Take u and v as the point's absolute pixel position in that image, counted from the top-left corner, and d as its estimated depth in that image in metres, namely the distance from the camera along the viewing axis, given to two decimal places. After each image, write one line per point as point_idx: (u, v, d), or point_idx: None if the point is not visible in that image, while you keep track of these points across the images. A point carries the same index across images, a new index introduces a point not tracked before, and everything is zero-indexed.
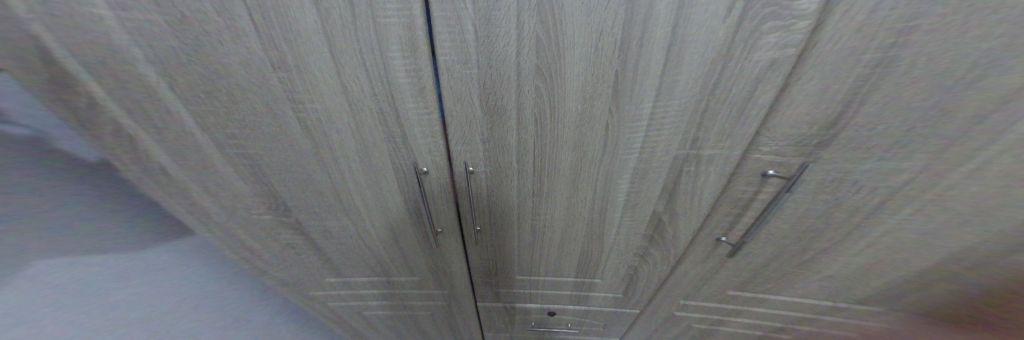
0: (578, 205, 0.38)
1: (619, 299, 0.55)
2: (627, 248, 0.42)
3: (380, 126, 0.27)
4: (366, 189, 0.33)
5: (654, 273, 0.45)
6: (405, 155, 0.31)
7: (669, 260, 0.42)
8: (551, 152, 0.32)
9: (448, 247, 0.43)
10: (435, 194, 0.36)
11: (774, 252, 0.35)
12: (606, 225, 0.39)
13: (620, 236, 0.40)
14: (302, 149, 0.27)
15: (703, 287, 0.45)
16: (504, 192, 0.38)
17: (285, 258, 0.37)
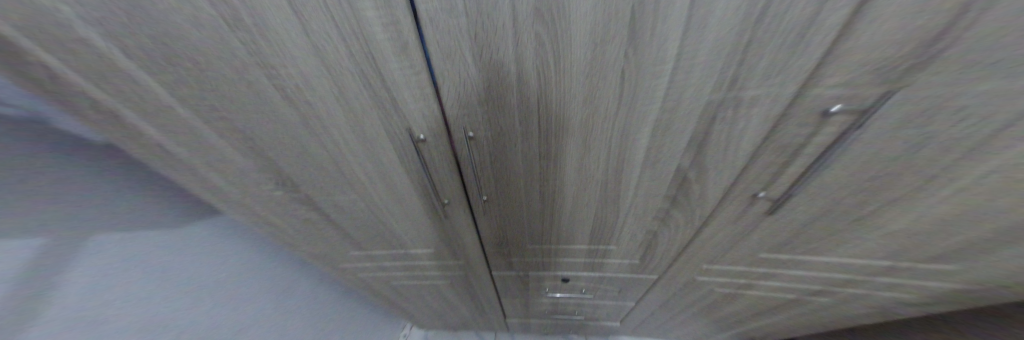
0: (589, 168, 0.34)
1: (636, 265, 0.53)
2: (647, 212, 0.39)
3: (366, 90, 0.25)
4: (367, 161, 0.32)
5: (676, 238, 0.42)
6: (398, 121, 0.29)
7: (694, 224, 0.38)
8: (558, 109, 0.28)
9: (457, 218, 0.43)
10: (436, 162, 0.35)
11: (829, 210, 0.29)
12: (622, 187, 0.36)
13: (638, 199, 0.37)
14: (293, 123, 0.26)
15: (732, 251, 0.41)
16: (508, 158, 0.35)
17: (307, 234, 0.40)
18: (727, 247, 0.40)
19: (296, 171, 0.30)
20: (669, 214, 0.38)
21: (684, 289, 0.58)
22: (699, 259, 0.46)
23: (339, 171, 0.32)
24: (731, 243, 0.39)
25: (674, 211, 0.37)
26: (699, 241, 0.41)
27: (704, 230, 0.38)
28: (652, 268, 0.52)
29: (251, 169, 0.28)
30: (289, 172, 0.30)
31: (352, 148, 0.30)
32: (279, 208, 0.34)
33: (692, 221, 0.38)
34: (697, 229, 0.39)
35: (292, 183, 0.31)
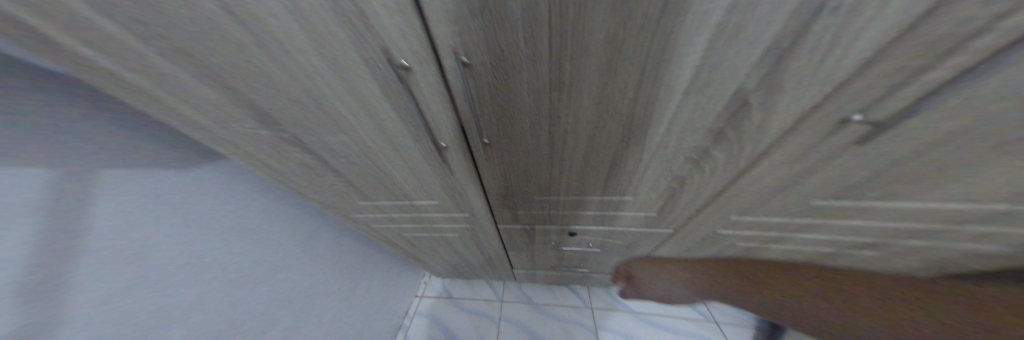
0: (614, 100, 0.27)
1: (652, 219, 0.50)
2: (676, 156, 0.33)
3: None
4: (350, 101, 0.27)
5: (707, 186, 0.37)
6: (370, 45, 0.22)
7: (735, 169, 0.32)
8: (580, 13, 0.19)
9: (458, 165, 0.40)
10: (428, 100, 0.29)
11: (959, 173, 0.20)
12: (653, 124, 0.29)
13: (668, 139, 0.31)
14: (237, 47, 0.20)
15: (775, 202, 0.35)
16: (512, 91, 0.28)
17: (309, 180, 0.39)
18: (771, 197, 0.34)
19: (274, 111, 0.27)
20: (704, 157, 0.32)
21: (699, 244, 0.55)
22: (727, 212, 0.41)
23: (324, 113, 0.28)
24: (779, 193, 0.33)
25: (714, 152, 0.30)
26: (736, 191, 0.36)
27: (745, 175, 0.32)
28: (669, 222, 0.49)
29: (222, 104, 0.25)
30: (268, 112, 0.27)
31: (328, 85, 0.25)
32: (274, 151, 0.32)
33: (734, 165, 0.31)
34: (738, 175, 0.33)
35: (274, 124, 0.28)
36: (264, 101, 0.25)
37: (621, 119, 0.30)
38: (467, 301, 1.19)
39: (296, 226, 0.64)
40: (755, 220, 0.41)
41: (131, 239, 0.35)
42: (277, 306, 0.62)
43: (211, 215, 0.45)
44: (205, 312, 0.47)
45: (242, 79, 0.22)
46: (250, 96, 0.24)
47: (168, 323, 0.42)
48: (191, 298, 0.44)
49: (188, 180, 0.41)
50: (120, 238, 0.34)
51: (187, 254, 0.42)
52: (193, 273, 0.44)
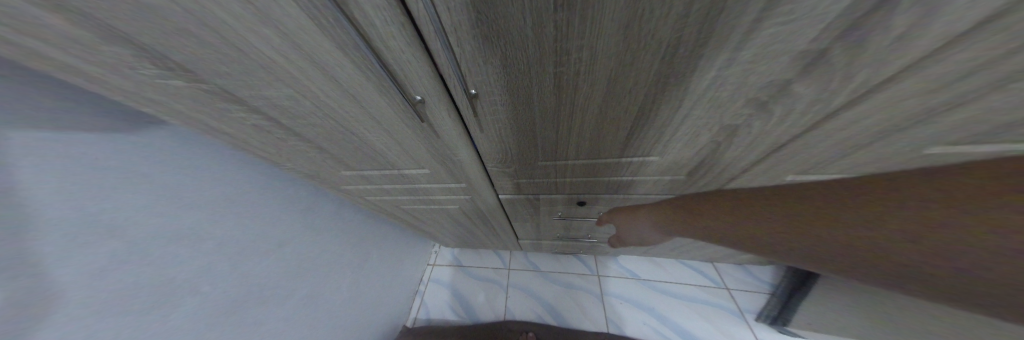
0: (668, 21, 0.17)
1: (676, 184, 0.42)
2: (734, 99, 0.23)
3: None
4: (273, 39, 0.18)
5: (764, 139, 0.28)
6: None
7: (817, 115, 0.22)
8: None
9: (444, 125, 0.33)
10: (384, 35, 0.20)
11: None
12: (726, 60, 0.19)
13: (736, 78, 0.21)
14: None
15: (854, 152, 0.27)
16: (504, 12, 0.18)
17: (277, 145, 0.34)
18: (854, 147, 0.25)
19: (171, 54, 0.19)
20: (783, 98, 0.22)
21: None
22: (780, 170, 0.33)
23: (244, 58, 0.20)
24: (871, 144, 0.24)
25: (804, 93, 0.21)
26: (807, 143, 0.27)
27: (835, 121, 0.23)
28: (697, 185, 0.41)
29: (91, 46, 0.17)
30: (167, 56, 0.19)
31: (221, 15, 0.16)
32: (210, 106, 0.26)
33: (817, 110, 0.22)
34: (822, 122, 0.23)
35: (186, 72, 0.21)
36: (150, 43, 0.17)
37: (670, 54, 0.19)
38: (476, 269, 1.25)
39: (290, 197, 0.61)
40: (809, 178, 0.33)
41: (91, 209, 0.32)
42: (292, 275, 0.64)
43: (192, 184, 0.42)
44: (215, 280, 0.48)
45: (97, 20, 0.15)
46: (118, 32, 0.16)
47: (181, 290, 0.43)
48: (196, 268, 0.45)
49: (139, 144, 0.36)
50: (85, 213, 0.31)
51: (171, 225, 0.40)
52: (188, 245, 0.43)
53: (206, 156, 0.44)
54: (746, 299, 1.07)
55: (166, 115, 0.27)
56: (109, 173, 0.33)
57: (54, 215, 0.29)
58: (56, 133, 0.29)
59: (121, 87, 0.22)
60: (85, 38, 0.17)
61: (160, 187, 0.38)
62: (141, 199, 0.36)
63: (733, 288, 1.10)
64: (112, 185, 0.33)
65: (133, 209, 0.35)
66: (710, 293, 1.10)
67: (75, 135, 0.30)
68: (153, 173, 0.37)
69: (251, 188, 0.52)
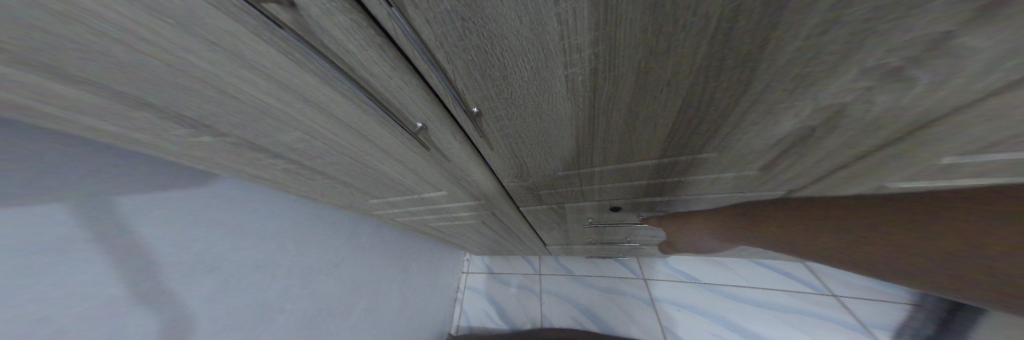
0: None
1: (742, 181, 0.33)
2: (831, 80, 0.15)
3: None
4: (268, 86, 0.20)
5: (876, 128, 0.19)
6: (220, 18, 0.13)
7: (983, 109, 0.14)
8: None
9: (451, 147, 0.32)
10: (364, 61, 0.18)
11: None
12: (821, 25, 0.12)
13: (832, 52, 0.13)
14: (75, 56, 0.15)
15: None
16: (493, 15, 0.15)
17: (307, 183, 0.37)
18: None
19: (184, 110, 0.21)
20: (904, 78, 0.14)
21: None
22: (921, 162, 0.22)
23: (245, 104, 0.21)
24: None
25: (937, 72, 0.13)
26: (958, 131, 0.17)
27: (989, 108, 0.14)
28: (771, 182, 0.32)
29: (134, 110, 0.20)
30: (192, 114, 0.22)
31: (206, 64, 0.17)
32: (245, 156, 0.29)
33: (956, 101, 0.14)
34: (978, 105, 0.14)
35: (207, 126, 0.24)
36: (177, 101, 0.20)
37: (725, 30, 0.13)
38: (507, 276, 1.23)
39: (335, 225, 0.68)
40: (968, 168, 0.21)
41: (189, 255, 0.41)
42: (350, 291, 0.73)
43: (259, 221, 0.51)
44: (293, 299, 0.59)
45: (136, 93, 0.18)
46: (131, 95, 0.18)
47: (272, 309, 0.55)
48: (278, 291, 0.56)
49: (212, 197, 0.43)
50: (193, 254, 0.41)
51: (248, 259, 0.49)
52: (268, 274, 0.53)
53: (267, 196, 0.52)
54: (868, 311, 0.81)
55: (217, 168, 0.31)
56: (205, 221, 0.42)
57: (171, 261, 0.39)
58: (149, 199, 0.36)
59: (177, 147, 0.26)
60: (126, 102, 0.19)
61: (239, 226, 0.47)
62: (228, 238, 0.46)
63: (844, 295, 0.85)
64: (209, 231, 0.43)
65: (224, 247, 0.45)
66: (802, 301, 0.88)
67: (177, 194, 0.39)
68: (227, 220, 0.45)
69: (300, 218, 0.59)
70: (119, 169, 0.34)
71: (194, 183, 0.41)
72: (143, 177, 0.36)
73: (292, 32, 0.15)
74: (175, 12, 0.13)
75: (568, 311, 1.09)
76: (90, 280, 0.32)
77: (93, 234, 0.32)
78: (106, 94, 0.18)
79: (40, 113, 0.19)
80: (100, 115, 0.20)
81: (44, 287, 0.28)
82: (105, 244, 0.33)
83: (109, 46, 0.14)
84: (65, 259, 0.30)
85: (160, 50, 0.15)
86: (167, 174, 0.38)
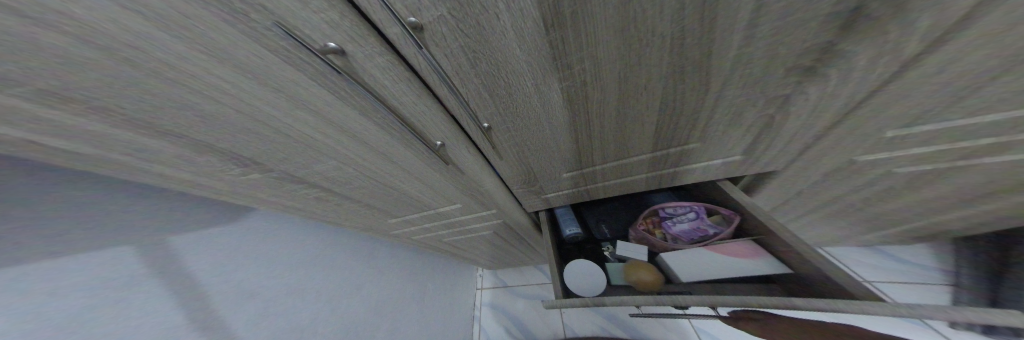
0: (670, 13, 0.15)
1: (734, 166, 0.36)
2: (772, 74, 0.20)
3: (233, 69, 0.16)
4: (320, 126, 0.24)
5: (821, 104, 0.23)
6: (301, 75, 0.18)
7: (882, 77, 0.19)
8: None
9: (464, 160, 0.35)
10: (395, 93, 0.22)
11: None
12: (745, 38, 0.17)
13: (764, 53, 0.18)
14: (196, 123, 0.19)
15: (975, 100, 0.20)
16: (502, 47, 0.19)
17: (332, 208, 0.40)
18: (969, 91, 0.19)
19: (243, 151, 0.24)
20: (826, 57, 0.18)
21: (821, 184, 0.37)
22: (864, 135, 0.26)
23: (299, 143, 0.25)
24: (986, 86, 0.18)
25: (855, 50, 0.17)
26: (891, 97, 0.21)
27: (915, 72, 0.18)
28: (764, 163, 0.34)
29: (207, 164, 0.24)
30: (252, 158, 0.25)
31: (273, 109, 0.20)
32: (283, 189, 0.32)
33: (861, 75, 0.19)
34: (915, 66, 0.17)
35: (256, 165, 0.26)
36: (246, 150, 0.24)
37: (680, 46, 0.18)
38: (523, 288, 1.18)
39: (365, 248, 0.68)
40: (903, 135, 0.25)
41: (232, 283, 0.39)
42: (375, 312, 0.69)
43: (290, 248, 0.49)
44: (327, 322, 0.55)
45: (221, 148, 0.23)
46: (213, 149, 0.22)
47: (308, 332, 0.51)
48: (310, 316, 0.52)
49: (241, 230, 0.41)
50: (239, 286, 0.40)
51: (285, 287, 0.47)
52: (299, 298, 0.50)
53: (297, 221, 0.52)
54: (905, 294, 0.70)
55: (254, 204, 0.33)
56: (250, 250, 0.42)
57: (223, 294, 0.37)
58: (193, 235, 0.35)
59: (227, 193, 0.29)
60: (199, 150, 0.22)
61: (275, 254, 0.46)
62: (268, 267, 0.45)
63: (874, 280, 0.73)
64: (253, 260, 0.42)
65: (265, 277, 0.44)
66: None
67: (232, 225, 0.40)
68: (262, 249, 0.44)
69: (327, 243, 0.58)
70: (207, 203, 0.38)
71: (252, 212, 0.44)
72: (214, 209, 0.38)
73: (344, 75, 0.19)
74: (258, 68, 0.16)
75: (593, 318, 1.04)
76: (155, 310, 0.30)
77: (157, 266, 0.31)
78: (193, 151, 0.22)
79: (109, 173, 0.21)
80: (173, 173, 0.23)
81: (113, 321, 0.27)
82: (164, 276, 0.31)
83: (228, 113, 0.19)
84: (132, 290, 0.29)
85: (256, 109, 0.20)
86: (202, 212, 0.37)
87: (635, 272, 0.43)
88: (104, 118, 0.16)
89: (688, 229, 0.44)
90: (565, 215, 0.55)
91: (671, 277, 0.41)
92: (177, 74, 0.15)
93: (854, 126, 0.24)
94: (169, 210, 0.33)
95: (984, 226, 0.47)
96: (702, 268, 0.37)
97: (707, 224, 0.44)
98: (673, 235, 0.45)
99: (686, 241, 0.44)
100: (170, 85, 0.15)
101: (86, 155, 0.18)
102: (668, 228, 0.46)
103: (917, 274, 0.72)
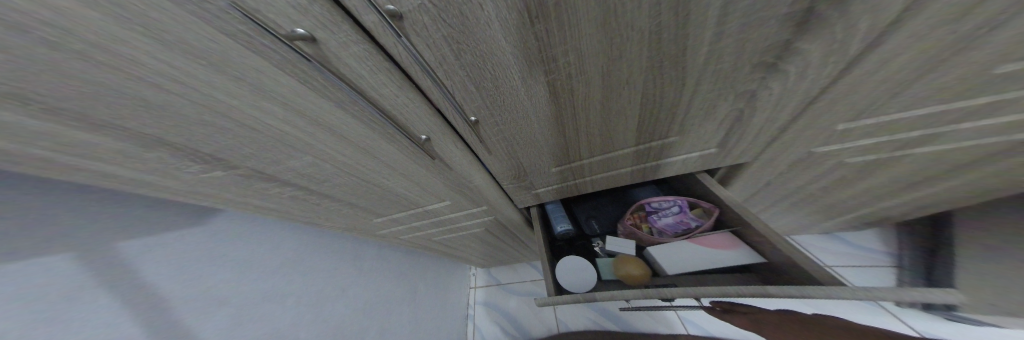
0: (643, 8, 0.16)
1: (708, 159, 0.38)
2: (739, 69, 0.21)
3: (187, 55, 0.15)
4: (293, 119, 0.23)
5: (780, 99, 0.24)
6: (267, 64, 0.17)
7: (832, 74, 0.20)
8: None
9: (451, 154, 0.35)
10: (374, 84, 0.22)
11: None
12: (711, 34, 0.18)
13: (731, 49, 0.19)
14: (147, 114, 0.18)
15: (909, 95, 0.22)
16: (484, 38, 0.19)
17: (311, 208, 0.38)
18: (904, 87, 0.21)
19: (204, 146, 0.22)
20: (783, 54, 0.19)
21: (786, 174, 0.40)
22: (821, 129, 0.28)
23: (269, 137, 0.24)
24: (917, 82, 0.20)
25: (810, 48, 0.18)
26: (842, 93, 0.23)
27: (860, 70, 0.20)
28: (736, 155, 0.36)
29: (165, 159, 0.22)
30: (216, 154, 0.24)
31: (237, 100, 0.19)
32: (255, 188, 0.30)
33: (813, 72, 0.20)
34: (859, 63, 0.19)
35: (221, 161, 0.25)
36: (209, 144, 0.22)
37: (654, 40, 0.18)
38: (516, 286, 1.19)
39: (350, 250, 0.66)
40: (852, 128, 0.28)
41: (199, 290, 0.36)
42: (363, 315, 0.67)
43: (266, 252, 0.47)
44: (309, 328, 0.53)
45: (180, 142, 0.21)
46: (171, 143, 0.21)
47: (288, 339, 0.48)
48: (290, 322, 0.49)
49: (208, 234, 0.38)
50: (208, 294, 0.37)
51: (261, 292, 0.45)
52: (277, 304, 0.47)
53: (273, 223, 0.49)
54: (860, 276, 0.77)
55: (221, 204, 0.31)
56: (219, 255, 0.39)
57: (188, 303, 0.35)
58: (150, 241, 0.32)
59: (189, 192, 0.27)
60: (153, 144, 0.20)
61: (249, 258, 0.43)
62: (241, 272, 0.42)
63: (834, 265, 0.80)
64: (223, 265, 0.39)
65: (237, 282, 0.41)
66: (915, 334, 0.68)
67: (199, 228, 0.38)
68: (234, 253, 0.41)
69: (307, 245, 0.55)
70: (169, 204, 0.35)
71: (220, 213, 0.41)
72: (176, 211, 0.35)
73: (317, 63, 0.18)
74: (213, 53, 0.15)
75: (584, 313, 1.07)
76: (105, 323, 0.27)
77: (107, 275, 0.28)
78: (148, 145, 0.20)
79: (40, 172, 0.19)
80: (124, 172, 0.21)
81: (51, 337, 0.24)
82: (116, 285, 0.28)
83: (185, 103, 0.18)
84: (77, 303, 0.26)
85: (218, 99, 0.18)
86: (163, 214, 0.34)
87: (625, 265, 0.45)
88: (35, 110, 0.14)
89: (672, 223, 0.46)
90: (556, 212, 0.56)
91: (658, 270, 0.44)
92: (115, 58, 0.13)
93: (811, 119, 0.27)
94: (119, 212, 0.30)
95: (921, 211, 0.52)
96: (684, 261, 0.41)
97: (689, 217, 0.46)
98: (658, 229, 0.47)
99: (671, 234, 0.46)
100: (113, 73, 0.14)
101: (15, 151, 0.16)
102: (654, 222, 0.48)
103: (869, 256, 0.80)
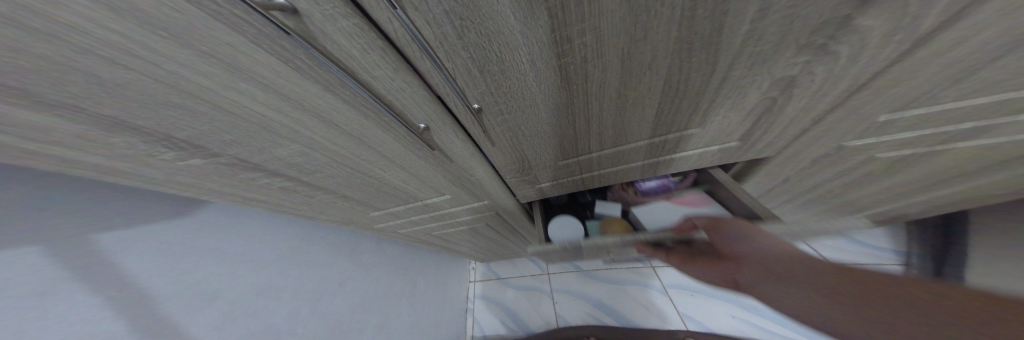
0: None
1: (726, 153, 0.36)
2: (783, 51, 0.19)
3: (147, 30, 0.12)
4: (283, 104, 0.20)
5: (821, 85, 0.22)
6: (244, 40, 0.14)
7: (890, 56, 0.18)
8: None
9: (452, 144, 0.32)
10: (366, 65, 0.19)
11: None
12: (766, 10, 0.15)
13: (780, 28, 0.16)
14: (112, 95, 0.15)
15: (970, 83, 0.20)
16: (492, 13, 0.16)
17: (303, 200, 0.36)
18: (966, 75, 0.19)
19: (181, 131, 0.20)
20: (843, 33, 0.17)
21: (809, 170, 0.38)
22: (861, 119, 0.26)
23: (256, 124, 0.22)
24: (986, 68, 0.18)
25: (874, 26, 0.16)
26: (893, 80, 0.20)
27: (925, 52, 0.17)
28: (757, 148, 0.34)
29: (137, 145, 0.20)
30: (198, 141, 0.22)
31: (213, 83, 0.16)
32: (241, 178, 0.28)
33: (869, 53, 0.18)
34: (925, 45, 0.17)
35: (201, 149, 0.22)
36: (188, 130, 0.20)
37: (690, 17, 0.16)
38: (514, 279, 1.19)
39: (346, 243, 0.64)
40: (895, 120, 0.26)
41: (189, 284, 0.35)
42: (360, 309, 0.66)
43: (259, 244, 0.45)
44: (306, 322, 0.52)
45: (157, 126, 0.19)
46: (145, 128, 0.19)
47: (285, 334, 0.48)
48: (286, 316, 0.49)
49: (194, 226, 0.37)
50: (197, 287, 0.36)
51: (255, 285, 0.44)
52: (272, 299, 0.46)
53: (265, 215, 0.47)
54: None
55: (205, 196, 0.29)
56: (209, 248, 0.38)
57: (174, 297, 0.34)
58: (131, 234, 0.30)
59: (171, 182, 0.25)
60: (121, 128, 0.18)
61: (240, 251, 0.42)
62: (233, 265, 0.41)
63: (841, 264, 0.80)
64: (212, 259, 0.38)
65: (229, 276, 0.40)
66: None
67: (183, 220, 0.36)
68: (225, 245, 0.40)
69: (302, 238, 0.54)
70: (148, 196, 0.33)
71: (204, 204, 0.39)
72: (155, 203, 0.33)
73: (300, 39, 0.15)
74: (182, 29, 0.13)
75: (581, 306, 1.08)
76: (87, 317, 0.27)
77: (85, 270, 0.27)
78: (116, 129, 0.18)
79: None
80: (91, 159, 0.19)
81: (37, 331, 0.23)
82: (94, 280, 0.27)
83: (155, 83, 0.15)
84: (56, 298, 0.25)
85: (195, 82, 0.16)
86: (142, 207, 0.32)
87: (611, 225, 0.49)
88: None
89: (655, 186, 0.52)
90: None
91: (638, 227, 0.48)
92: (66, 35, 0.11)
93: (850, 110, 0.25)
94: (89, 206, 0.28)
95: (937, 210, 0.51)
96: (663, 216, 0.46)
97: (669, 181, 0.52)
98: (642, 191, 0.53)
99: (653, 196, 0.52)
100: (64, 50, 0.12)
101: None
102: (638, 186, 0.54)
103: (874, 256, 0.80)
